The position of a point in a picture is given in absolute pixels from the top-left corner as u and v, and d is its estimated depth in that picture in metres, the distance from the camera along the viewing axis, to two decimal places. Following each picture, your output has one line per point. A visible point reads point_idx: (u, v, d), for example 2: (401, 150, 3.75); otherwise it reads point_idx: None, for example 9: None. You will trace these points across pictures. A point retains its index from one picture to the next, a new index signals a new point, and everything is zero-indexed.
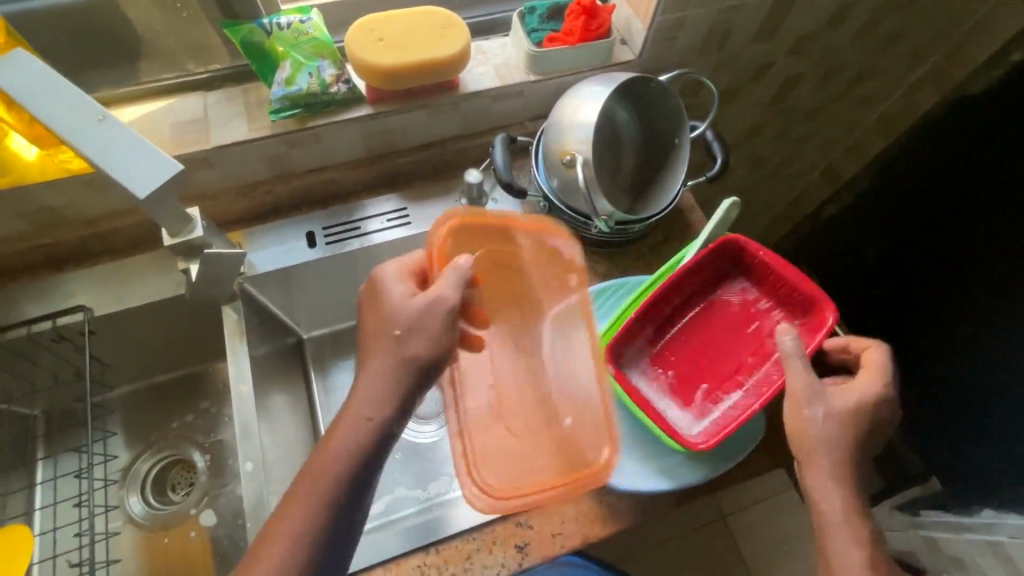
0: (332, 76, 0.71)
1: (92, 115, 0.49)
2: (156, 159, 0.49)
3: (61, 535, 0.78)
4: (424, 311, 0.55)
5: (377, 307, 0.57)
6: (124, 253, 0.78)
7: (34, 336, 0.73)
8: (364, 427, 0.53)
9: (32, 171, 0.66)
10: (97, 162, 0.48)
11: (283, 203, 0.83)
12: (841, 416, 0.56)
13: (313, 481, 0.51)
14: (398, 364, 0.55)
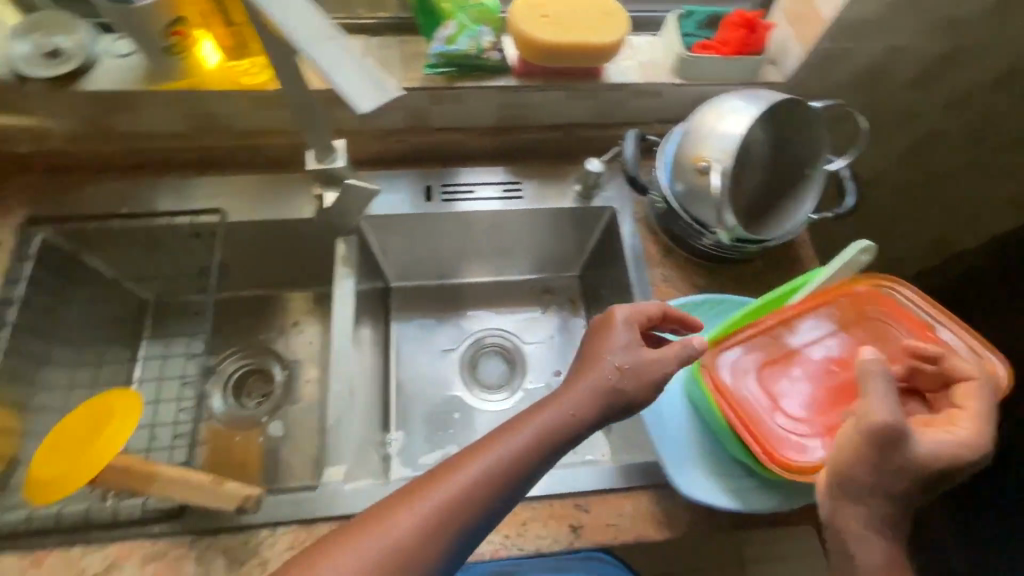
0: (488, 42, 0.74)
1: (326, 33, 0.49)
2: (377, 79, 0.49)
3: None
4: (637, 359, 0.57)
5: (602, 338, 0.58)
6: (260, 170, 0.84)
7: (173, 228, 0.80)
8: (535, 445, 0.52)
9: (210, 79, 0.73)
10: (325, 73, 0.48)
11: (411, 155, 0.87)
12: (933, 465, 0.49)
13: (464, 470, 0.50)
14: (590, 395, 0.55)
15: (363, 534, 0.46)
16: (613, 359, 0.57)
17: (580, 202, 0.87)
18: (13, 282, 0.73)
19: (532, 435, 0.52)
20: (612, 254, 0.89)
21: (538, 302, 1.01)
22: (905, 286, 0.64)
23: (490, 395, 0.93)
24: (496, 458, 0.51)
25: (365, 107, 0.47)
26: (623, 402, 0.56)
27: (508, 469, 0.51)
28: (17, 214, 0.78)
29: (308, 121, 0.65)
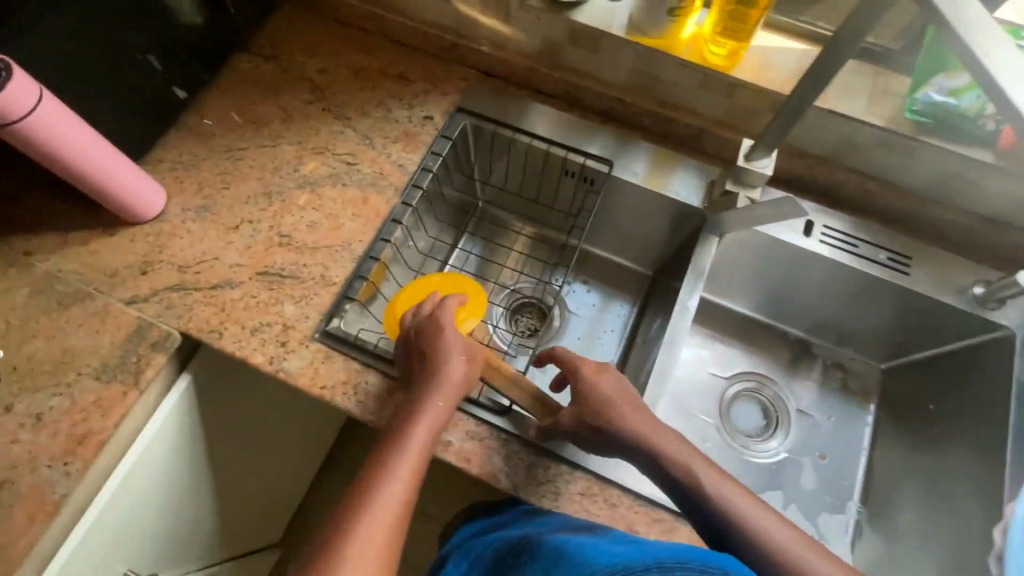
0: (993, 111, 0.67)
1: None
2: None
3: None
4: (467, 347, 0.67)
5: (434, 341, 0.66)
6: (656, 140, 0.85)
7: (565, 161, 0.86)
8: (439, 416, 0.62)
9: (681, 45, 0.75)
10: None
11: (799, 180, 0.81)
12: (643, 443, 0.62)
13: (400, 457, 0.58)
14: (455, 392, 0.63)
15: (361, 519, 0.53)
16: (450, 355, 0.65)
17: (972, 306, 0.76)
18: (434, 154, 0.85)
19: (427, 421, 0.61)
20: (977, 375, 0.78)
21: (827, 372, 0.94)
22: None
23: (744, 441, 0.89)
24: (416, 438, 0.60)
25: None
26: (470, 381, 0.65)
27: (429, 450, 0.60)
28: (451, 99, 0.89)
29: (780, 125, 0.64)
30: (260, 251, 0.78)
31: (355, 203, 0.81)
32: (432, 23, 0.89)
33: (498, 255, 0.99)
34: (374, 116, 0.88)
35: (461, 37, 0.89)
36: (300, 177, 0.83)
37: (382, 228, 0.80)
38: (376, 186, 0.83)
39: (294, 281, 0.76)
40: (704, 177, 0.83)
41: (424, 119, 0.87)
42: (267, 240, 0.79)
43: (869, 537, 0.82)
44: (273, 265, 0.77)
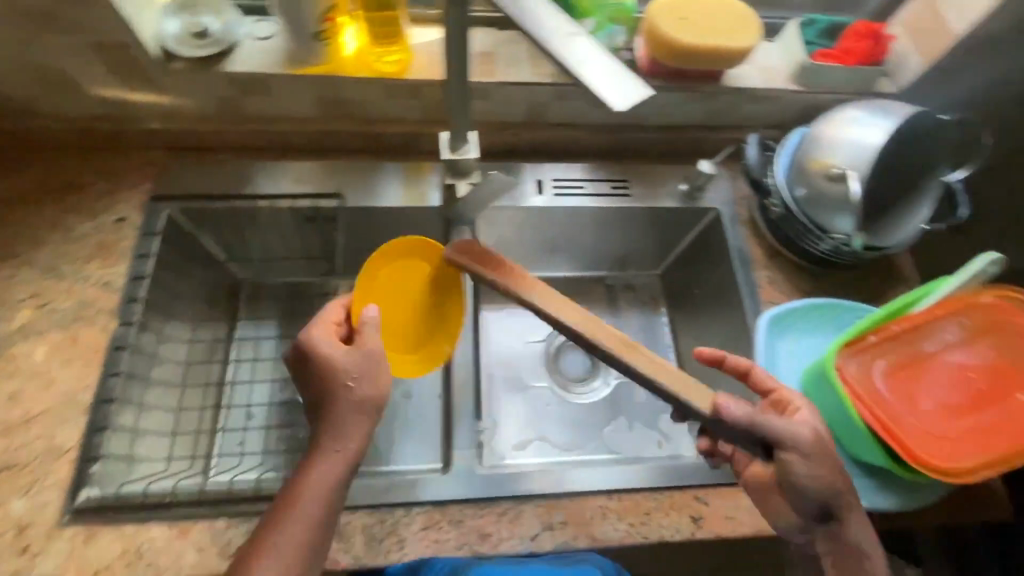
0: (622, 41, 0.76)
1: (561, 29, 0.43)
2: (624, 79, 0.41)
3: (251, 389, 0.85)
4: (364, 363, 0.61)
5: (322, 364, 0.61)
6: (379, 156, 0.86)
7: (295, 209, 0.81)
8: (336, 471, 0.57)
9: (348, 64, 0.73)
10: (565, 66, 0.41)
11: (519, 149, 0.87)
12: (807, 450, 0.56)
13: (307, 493, 0.56)
14: (353, 414, 0.59)
15: None
16: (346, 377, 0.60)
17: (685, 202, 0.88)
18: (143, 257, 0.74)
19: (321, 481, 0.56)
20: (713, 254, 0.90)
21: (621, 298, 1.04)
22: None
23: (575, 386, 0.97)
24: (309, 506, 0.55)
25: (624, 105, 0.39)
26: (372, 401, 0.60)
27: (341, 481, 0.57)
28: (142, 191, 0.78)
29: (453, 110, 0.66)
30: None
31: (64, 348, 0.69)
32: (82, 116, 0.77)
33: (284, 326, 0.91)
34: (53, 240, 0.74)
35: (126, 122, 0.79)
36: None
37: (107, 363, 0.68)
38: (84, 318, 0.71)
39: (13, 470, 0.62)
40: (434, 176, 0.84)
41: (117, 223, 0.76)
42: None
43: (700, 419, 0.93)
44: None
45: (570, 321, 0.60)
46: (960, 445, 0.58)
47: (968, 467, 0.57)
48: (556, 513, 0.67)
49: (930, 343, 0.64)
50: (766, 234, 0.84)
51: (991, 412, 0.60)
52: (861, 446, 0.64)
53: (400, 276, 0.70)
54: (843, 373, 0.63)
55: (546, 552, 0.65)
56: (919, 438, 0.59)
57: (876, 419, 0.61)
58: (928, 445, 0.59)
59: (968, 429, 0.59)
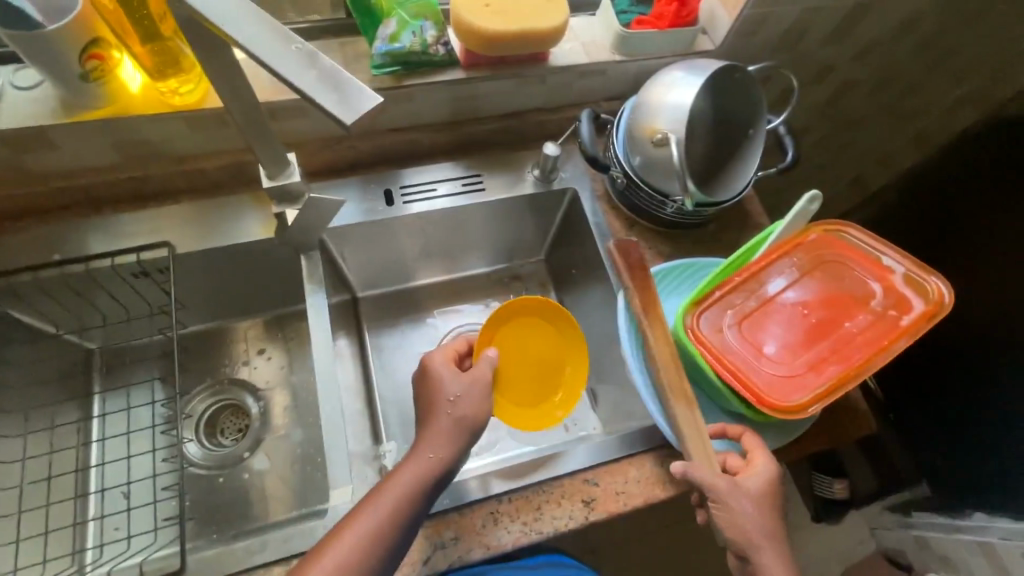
0: (433, 37, 0.72)
1: (285, 41, 0.41)
2: (354, 86, 0.39)
3: (112, 469, 0.78)
4: (469, 386, 0.65)
5: (437, 383, 0.65)
6: (207, 194, 0.79)
7: (115, 268, 0.73)
8: (420, 478, 0.60)
9: (136, 103, 0.67)
10: (289, 81, 0.39)
11: (363, 159, 0.84)
12: (738, 528, 0.58)
13: (389, 490, 0.58)
14: (450, 431, 0.62)
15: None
16: (446, 395, 0.64)
17: (540, 186, 0.88)
18: None
19: (401, 486, 0.58)
20: (579, 233, 0.91)
21: (508, 290, 1.03)
22: (856, 229, 0.68)
23: None
24: (390, 504, 0.58)
25: (354, 117, 0.38)
26: (473, 423, 0.64)
27: (425, 483, 0.59)
28: None
29: (253, 138, 0.60)
30: None
31: None
32: None
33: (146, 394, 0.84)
34: None
35: None
36: None
37: None
38: None
39: None
40: (267, 209, 0.79)
41: None
42: None
43: (600, 394, 0.93)
44: None
45: (657, 352, 0.66)
46: (803, 380, 0.61)
47: (811, 400, 0.60)
48: (445, 530, 0.65)
49: (768, 287, 0.67)
50: (621, 205, 0.85)
51: (828, 342, 0.63)
52: (721, 397, 0.66)
53: (534, 340, 0.81)
54: (693, 332, 0.64)
55: (441, 572, 0.63)
56: (768, 380, 0.62)
57: (728, 371, 0.62)
58: (774, 386, 0.61)
59: (809, 363, 0.62)
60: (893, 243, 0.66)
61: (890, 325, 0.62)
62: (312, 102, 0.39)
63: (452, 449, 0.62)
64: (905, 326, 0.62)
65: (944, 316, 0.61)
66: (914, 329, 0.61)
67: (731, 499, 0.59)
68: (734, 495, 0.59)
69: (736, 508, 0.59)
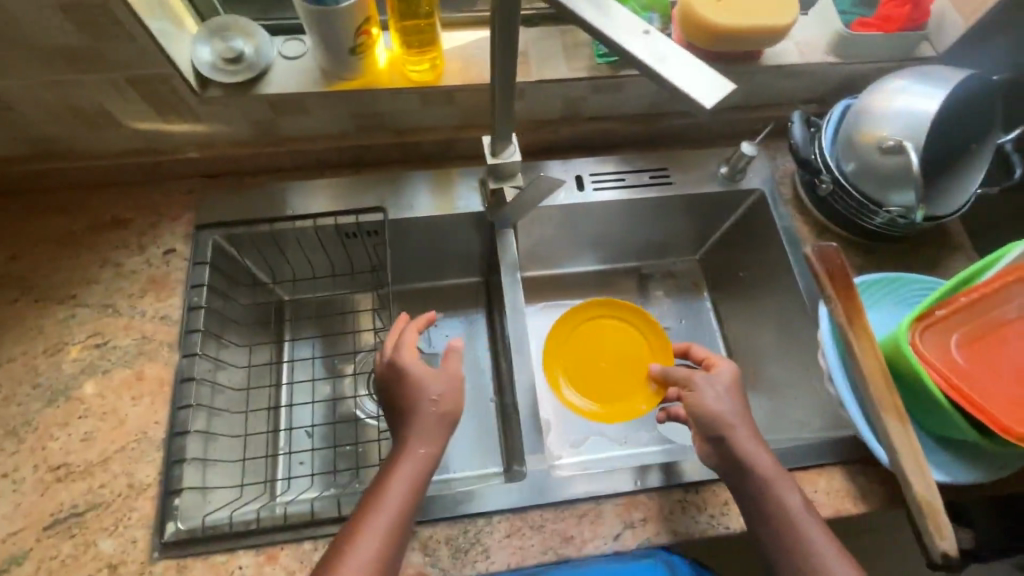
0: (659, 28, 0.74)
1: (635, 29, 0.42)
2: (706, 72, 0.40)
3: (305, 411, 0.86)
4: (448, 384, 0.63)
5: (410, 383, 0.63)
6: (413, 167, 0.85)
7: (337, 228, 0.80)
8: (419, 472, 0.59)
9: (383, 76, 0.73)
10: (646, 65, 0.41)
11: (554, 144, 0.87)
12: (706, 406, 0.63)
13: (386, 496, 0.57)
14: (437, 426, 0.62)
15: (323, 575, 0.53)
16: (426, 394, 0.63)
17: (726, 185, 0.87)
18: (196, 287, 0.74)
19: (404, 478, 0.58)
20: (758, 236, 0.89)
21: (663, 286, 1.03)
22: None
23: None
24: (398, 498, 0.57)
25: (712, 100, 0.39)
26: (455, 416, 0.63)
27: (417, 481, 0.58)
28: (185, 221, 0.78)
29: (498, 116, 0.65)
30: (37, 500, 0.63)
31: (130, 385, 0.69)
32: (115, 150, 0.76)
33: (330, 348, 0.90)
34: (105, 278, 0.74)
35: (158, 151, 0.78)
36: (47, 391, 0.68)
37: (175, 396, 0.69)
38: (146, 353, 0.71)
39: (98, 511, 0.63)
40: (463, 185, 0.83)
41: (165, 255, 0.76)
42: (40, 483, 0.64)
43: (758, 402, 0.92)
44: (61, 508, 0.63)
45: (865, 361, 0.65)
46: None
47: None
48: (635, 511, 0.66)
49: (1005, 310, 0.63)
50: (814, 210, 0.83)
51: None
52: (942, 421, 0.63)
53: (603, 334, 0.85)
54: (920, 349, 0.62)
55: (630, 549, 0.65)
56: (1003, 409, 0.59)
57: (959, 394, 0.60)
58: (1012, 416, 0.59)
59: None
60: None
61: None
62: (669, 84, 0.40)
63: (440, 442, 0.61)
64: None
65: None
66: None
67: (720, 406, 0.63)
68: (716, 381, 0.65)
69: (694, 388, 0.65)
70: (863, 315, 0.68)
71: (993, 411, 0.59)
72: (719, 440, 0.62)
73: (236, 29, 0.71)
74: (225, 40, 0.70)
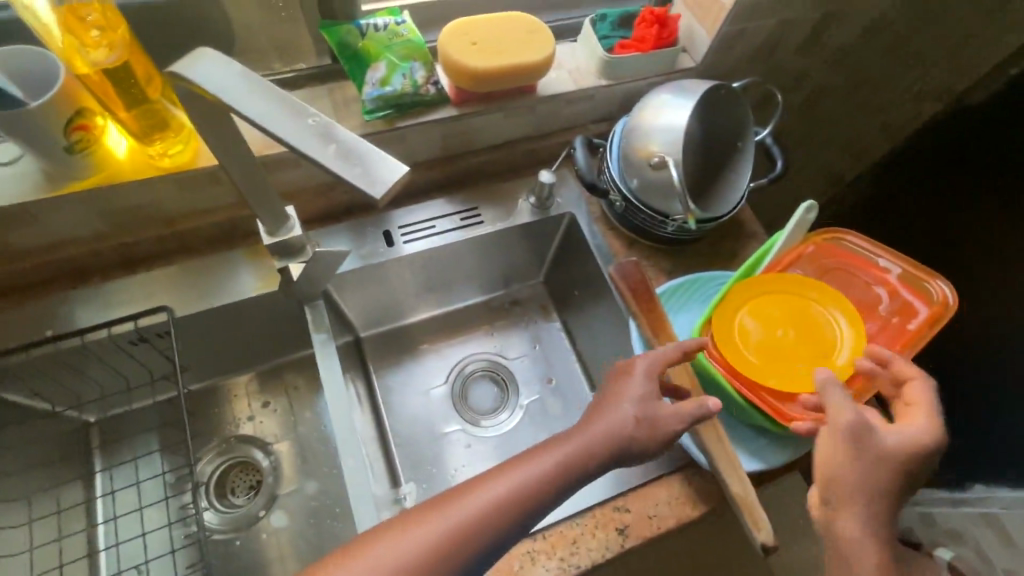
0: (422, 77, 0.72)
1: (301, 118, 0.41)
2: (378, 158, 0.39)
3: (125, 549, 0.75)
4: (654, 403, 0.60)
5: (611, 395, 0.61)
6: (202, 253, 0.78)
7: (114, 339, 0.71)
8: (545, 480, 0.55)
9: (125, 169, 0.65)
10: (316, 160, 0.39)
11: (358, 203, 0.84)
12: (896, 462, 0.53)
13: (479, 488, 0.54)
14: (608, 442, 0.57)
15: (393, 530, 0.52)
16: (628, 407, 0.59)
17: (538, 213, 0.88)
18: None
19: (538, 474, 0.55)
20: (579, 256, 0.91)
21: (510, 315, 1.03)
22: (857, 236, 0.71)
23: (491, 418, 0.95)
24: (496, 495, 0.54)
25: (382, 188, 0.38)
26: (632, 447, 0.58)
27: (530, 487, 0.54)
28: None
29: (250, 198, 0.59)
30: None
31: None
32: None
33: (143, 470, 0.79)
34: None
35: None
36: None
37: None
38: None
39: None
40: (263, 262, 0.78)
41: None
42: None
43: None
44: None
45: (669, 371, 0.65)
46: None
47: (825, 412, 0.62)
48: None
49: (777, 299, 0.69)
50: (618, 224, 0.86)
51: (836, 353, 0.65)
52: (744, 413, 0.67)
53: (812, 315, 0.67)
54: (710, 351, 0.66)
55: None
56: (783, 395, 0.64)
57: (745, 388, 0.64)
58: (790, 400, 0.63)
59: None
60: (889, 247, 0.69)
61: (898, 332, 0.65)
62: (344, 179, 0.39)
63: (580, 470, 0.56)
64: (911, 331, 0.65)
65: (949, 318, 0.63)
66: (921, 332, 0.64)
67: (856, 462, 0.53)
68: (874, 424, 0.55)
69: (882, 441, 0.54)
70: (668, 324, 0.71)
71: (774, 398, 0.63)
72: (823, 478, 0.54)
73: None
74: None
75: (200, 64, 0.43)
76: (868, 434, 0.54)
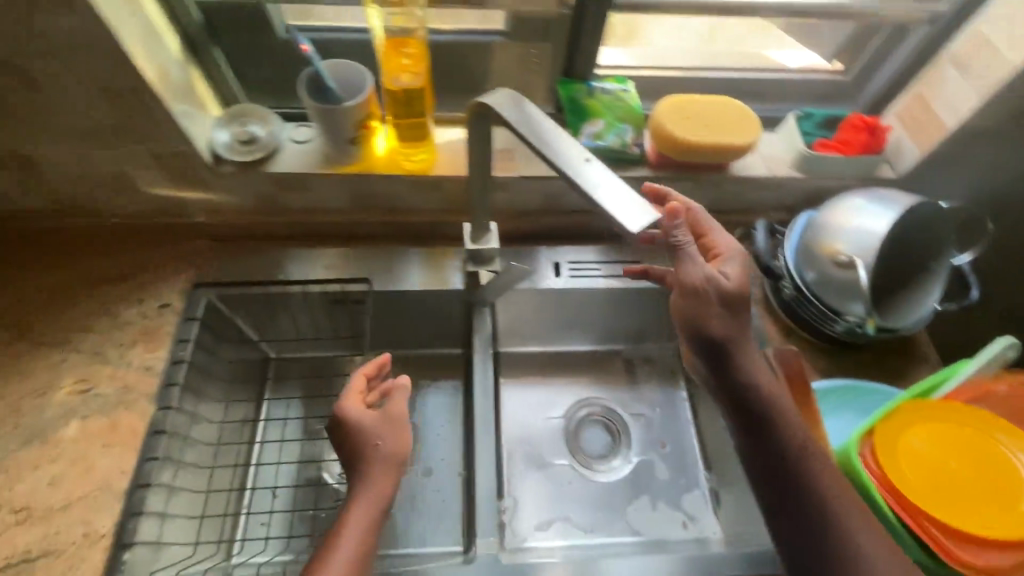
0: (631, 138, 0.81)
1: (579, 157, 0.51)
2: (636, 198, 0.47)
3: (270, 471, 0.87)
4: (387, 428, 0.66)
5: (359, 434, 0.65)
6: (403, 243, 0.91)
7: (323, 295, 0.86)
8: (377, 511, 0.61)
9: (379, 163, 0.80)
10: (586, 194, 0.48)
11: (536, 233, 0.94)
12: (725, 301, 0.61)
13: (345, 534, 0.58)
14: (385, 475, 0.63)
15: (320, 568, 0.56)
16: (372, 440, 0.65)
17: None
18: (183, 341, 0.79)
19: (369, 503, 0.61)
20: None
21: (638, 371, 1.06)
22: None
23: (595, 465, 0.97)
24: (360, 533, 0.59)
25: (639, 226, 0.45)
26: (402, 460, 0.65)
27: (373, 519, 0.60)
28: (186, 279, 0.84)
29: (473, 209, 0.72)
30: None
31: (104, 433, 0.72)
32: (132, 211, 0.83)
33: (297, 410, 0.92)
34: (100, 326, 0.79)
35: (170, 214, 0.85)
36: (25, 432, 0.71)
37: (144, 448, 0.71)
38: (125, 402, 0.74)
39: (48, 559, 0.64)
40: (444, 262, 0.89)
41: (160, 308, 0.81)
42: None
43: (722, 497, 0.93)
44: (14, 551, 0.64)
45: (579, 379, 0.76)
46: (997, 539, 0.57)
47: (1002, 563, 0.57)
48: None
49: (954, 430, 0.65)
50: (778, 310, 0.86)
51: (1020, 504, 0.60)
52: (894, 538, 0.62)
53: (987, 455, 0.63)
54: (870, 461, 0.63)
55: None
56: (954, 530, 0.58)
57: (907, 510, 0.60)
58: (962, 538, 0.58)
59: (1001, 522, 0.58)
60: None
61: None
62: (601, 210, 0.47)
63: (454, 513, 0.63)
64: None
65: None
66: None
67: (684, 296, 0.61)
68: (716, 273, 0.62)
69: (715, 279, 0.61)
70: (820, 421, 0.70)
71: (941, 530, 0.59)
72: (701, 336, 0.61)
73: (252, 114, 0.79)
74: (242, 124, 0.78)
75: (509, 106, 0.55)
76: (721, 285, 0.61)
